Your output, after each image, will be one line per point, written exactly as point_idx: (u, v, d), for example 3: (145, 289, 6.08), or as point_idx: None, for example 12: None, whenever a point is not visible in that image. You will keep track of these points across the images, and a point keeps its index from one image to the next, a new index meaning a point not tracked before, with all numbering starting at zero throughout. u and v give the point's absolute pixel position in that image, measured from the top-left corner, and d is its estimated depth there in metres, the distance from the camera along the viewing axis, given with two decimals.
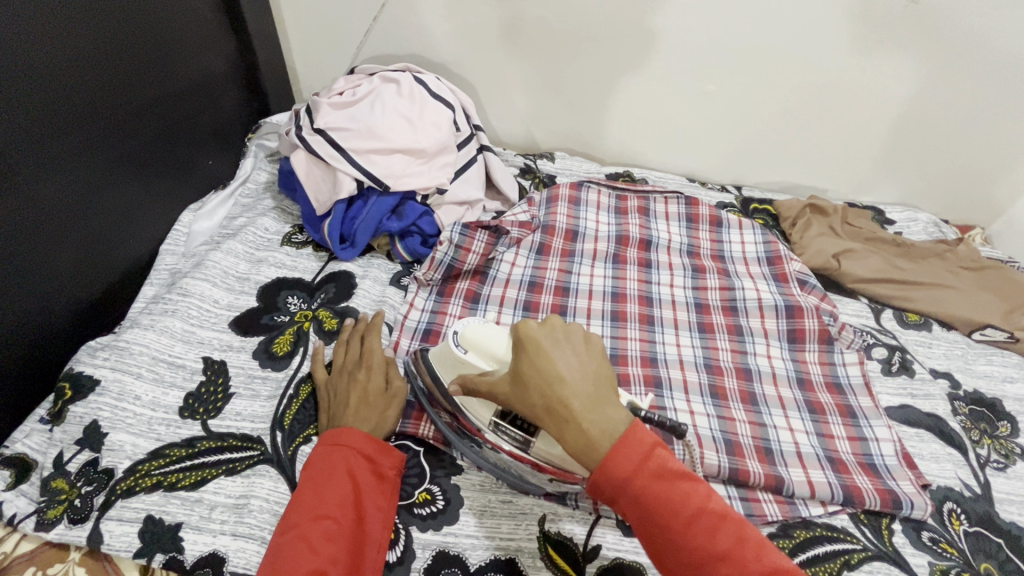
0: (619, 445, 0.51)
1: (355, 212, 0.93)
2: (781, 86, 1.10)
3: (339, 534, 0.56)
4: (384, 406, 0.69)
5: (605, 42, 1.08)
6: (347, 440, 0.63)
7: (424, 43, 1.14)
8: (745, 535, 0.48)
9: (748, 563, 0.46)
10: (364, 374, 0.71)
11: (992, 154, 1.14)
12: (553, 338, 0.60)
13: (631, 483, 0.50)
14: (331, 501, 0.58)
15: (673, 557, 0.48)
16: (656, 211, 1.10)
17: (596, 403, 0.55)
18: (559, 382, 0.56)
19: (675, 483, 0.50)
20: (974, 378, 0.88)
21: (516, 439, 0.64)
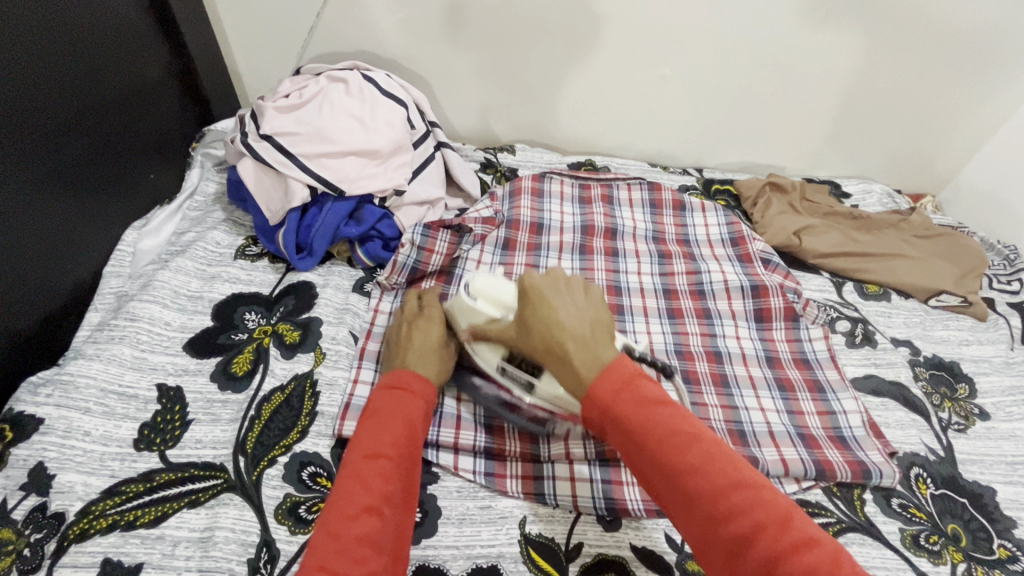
0: (602, 377, 0.52)
1: (311, 220, 0.89)
2: (735, 68, 1.10)
3: (396, 473, 0.54)
4: (443, 359, 0.71)
5: (558, 29, 1.07)
6: (410, 386, 0.62)
7: (372, 38, 1.10)
8: (725, 460, 0.46)
9: (725, 486, 0.44)
10: (424, 326, 0.72)
11: (938, 123, 1.17)
12: (555, 288, 0.61)
13: (612, 406, 0.50)
14: (390, 439, 0.56)
15: (652, 478, 0.48)
16: (619, 199, 1.10)
17: (591, 342, 0.56)
18: (557, 328, 0.58)
19: (650, 407, 0.49)
20: (931, 343, 0.91)
21: (520, 382, 0.67)
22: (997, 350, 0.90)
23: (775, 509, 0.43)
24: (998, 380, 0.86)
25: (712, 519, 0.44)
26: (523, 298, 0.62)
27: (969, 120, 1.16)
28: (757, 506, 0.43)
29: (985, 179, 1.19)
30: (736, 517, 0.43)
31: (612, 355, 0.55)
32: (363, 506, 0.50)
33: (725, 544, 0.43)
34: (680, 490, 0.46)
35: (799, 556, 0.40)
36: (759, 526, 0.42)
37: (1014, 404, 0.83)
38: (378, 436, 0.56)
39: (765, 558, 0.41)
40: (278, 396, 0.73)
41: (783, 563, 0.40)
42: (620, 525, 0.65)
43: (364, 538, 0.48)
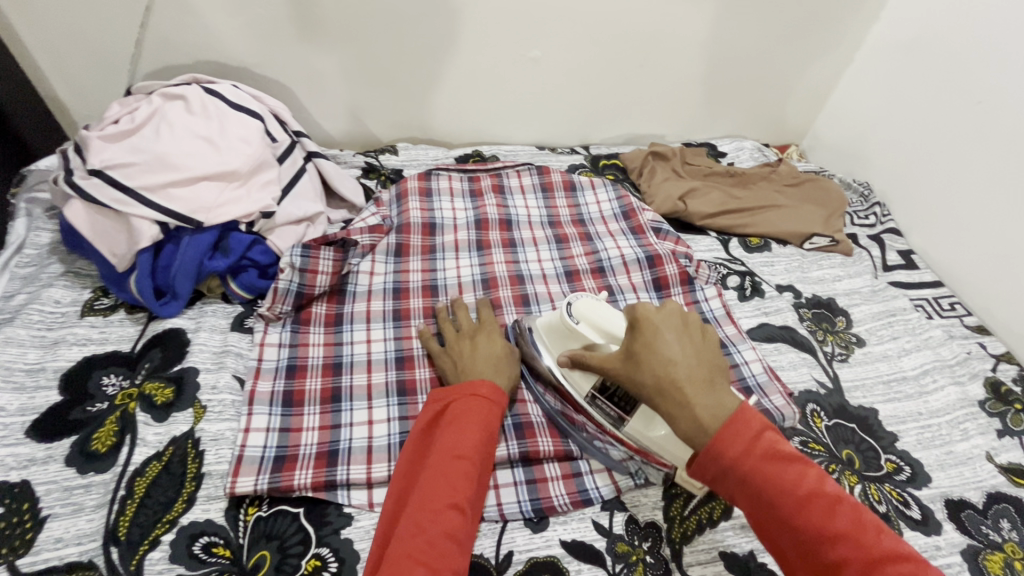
0: (726, 429, 0.51)
1: (168, 259, 0.79)
2: (602, 43, 1.11)
3: (474, 476, 0.58)
4: (507, 370, 0.72)
5: (419, 19, 1.02)
6: (486, 394, 0.64)
7: (213, 47, 0.99)
8: (865, 522, 0.49)
9: (866, 547, 0.47)
10: (485, 337, 0.75)
11: (792, 77, 1.26)
12: (669, 322, 0.58)
13: (744, 465, 0.50)
14: (471, 443, 0.60)
15: (785, 539, 0.50)
16: (510, 187, 1.08)
17: (713, 392, 0.54)
18: (671, 370, 0.55)
19: (789, 465, 0.50)
20: (810, 284, 0.98)
21: (609, 415, 0.66)
22: (864, 281, 0.99)
23: (927, 573, 0.46)
24: (868, 308, 0.94)
25: None
26: (633, 328, 0.59)
27: (816, 73, 1.26)
28: (908, 568, 0.46)
29: (837, 124, 1.30)
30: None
31: (734, 404, 0.54)
32: (446, 503, 0.56)
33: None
34: (825, 556, 0.48)
35: None
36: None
37: (883, 327, 0.91)
38: (461, 441, 0.60)
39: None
40: (154, 466, 0.64)
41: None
42: (548, 524, 0.64)
43: (447, 532, 0.54)
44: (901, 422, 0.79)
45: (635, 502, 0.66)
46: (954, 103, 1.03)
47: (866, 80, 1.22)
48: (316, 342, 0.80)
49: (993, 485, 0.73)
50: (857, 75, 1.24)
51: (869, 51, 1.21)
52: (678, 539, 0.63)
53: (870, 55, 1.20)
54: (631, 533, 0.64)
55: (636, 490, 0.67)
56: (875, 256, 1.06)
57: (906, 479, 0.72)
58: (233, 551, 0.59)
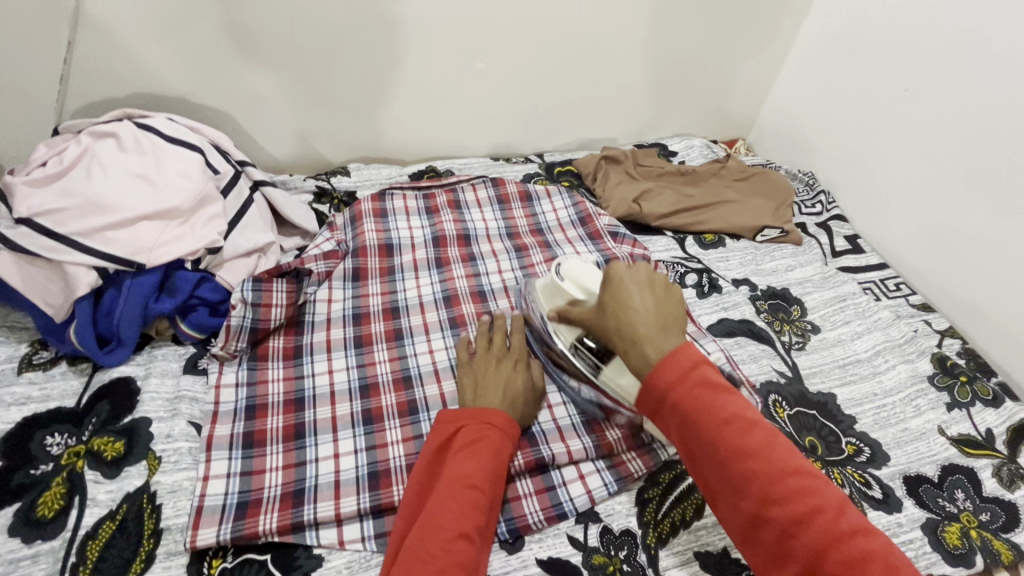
0: (671, 358, 0.52)
1: (109, 305, 0.75)
2: (547, 52, 1.12)
3: (484, 504, 0.58)
4: (524, 405, 0.70)
5: (360, 38, 1.01)
6: (497, 422, 0.64)
7: (146, 79, 0.95)
8: (784, 450, 0.49)
9: (781, 470, 0.47)
10: (512, 367, 0.73)
11: (733, 74, 1.30)
12: (636, 279, 0.59)
13: (670, 395, 0.51)
14: (482, 472, 0.59)
15: (706, 458, 0.49)
16: (466, 201, 1.07)
17: (662, 333, 0.54)
18: (626, 312, 0.56)
19: (719, 394, 0.50)
20: (765, 276, 1.01)
21: (590, 365, 0.69)
22: (815, 268, 1.03)
23: (833, 501, 0.46)
24: (820, 295, 0.97)
25: (767, 501, 0.47)
26: (604, 282, 0.61)
27: (756, 68, 1.30)
28: (817, 497, 0.46)
29: (779, 116, 1.35)
30: (796, 504, 0.46)
31: (678, 342, 0.54)
32: (456, 531, 0.54)
33: (779, 525, 0.46)
34: (739, 479, 0.48)
35: (852, 542, 0.43)
36: (815, 512, 0.45)
37: (836, 312, 0.95)
38: (473, 468, 0.59)
39: (822, 540, 0.44)
40: (107, 527, 0.61)
41: (838, 547, 0.43)
42: (524, 543, 0.63)
43: (458, 560, 0.52)
44: (858, 404, 0.82)
45: (609, 511, 0.67)
46: (884, 91, 1.08)
47: (803, 74, 1.26)
48: (275, 378, 0.77)
49: (947, 457, 0.76)
50: (794, 69, 1.29)
51: (803, 46, 1.26)
52: (654, 544, 0.64)
53: (805, 49, 1.25)
54: (607, 543, 0.64)
55: (610, 498, 0.68)
56: (824, 243, 1.10)
57: (866, 460, 0.75)
58: None
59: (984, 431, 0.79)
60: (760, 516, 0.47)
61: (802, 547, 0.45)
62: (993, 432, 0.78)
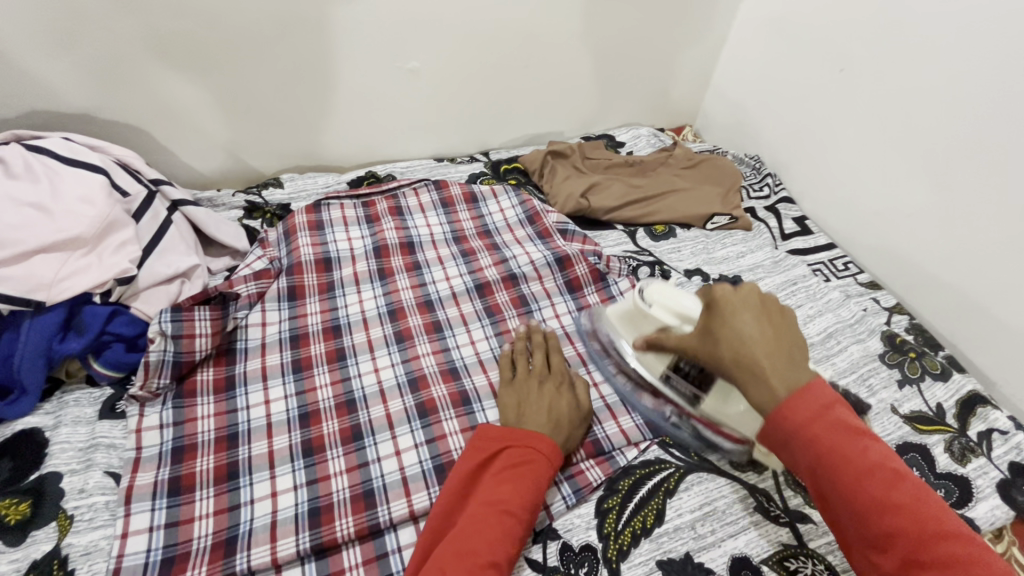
0: (798, 398, 0.51)
1: (7, 351, 0.68)
2: (483, 47, 1.08)
3: (517, 536, 0.56)
4: (570, 426, 0.68)
5: (279, 41, 0.94)
6: (542, 448, 0.62)
7: (39, 94, 0.86)
8: (931, 505, 0.48)
9: (929, 528, 0.46)
10: (556, 386, 0.70)
11: (675, 61, 1.28)
12: (745, 301, 0.58)
13: (806, 431, 0.50)
14: (519, 499, 0.57)
15: (847, 508, 0.49)
16: (409, 207, 1.02)
17: (791, 368, 0.53)
18: (747, 344, 0.55)
19: (857, 439, 0.50)
20: (716, 265, 0.99)
21: (684, 392, 0.70)
22: (765, 253, 1.02)
23: (995, 565, 0.45)
24: (771, 280, 0.97)
25: (915, 560, 0.46)
26: (710, 307, 0.60)
27: (696, 54, 1.29)
28: (974, 558, 0.45)
29: (723, 101, 1.34)
30: (952, 566, 0.45)
31: (809, 376, 0.53)
32: (485, 560, 0.52)
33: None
34: (879, 527, 0.48)
35: None
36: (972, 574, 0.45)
37: (787, 297, 0.94)
38: (508, 494, 0.57)
39: None
40: None
41: None
42: None
43: None
44: None
45: (567, 527, 0.64)
46: (822, 71, 1.08)
47: (743, 57, 1.26)
48: (204, 414, 0.71)
49: (900, 436, 0.76)
50: (734, 52, 1.28)
51: (741, 29, 1.25)
52: (615, 557, 0.61)
53: (743, 32, 1.25)
54: (566, 561, 0.61)
55: (568, 512, 0.65)
56: (772, 227, 1.10)
57: None
58: None
59: (934, 406, 0.79)
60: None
61: None
62: (943, 407, 0.79)
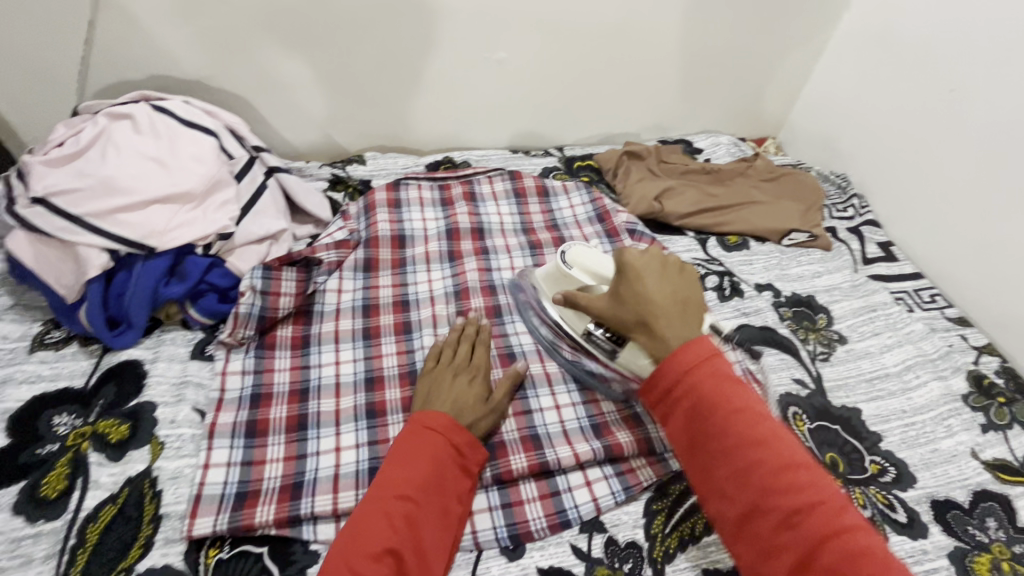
0: (686, 346, 0.56)
1: (120, 288, 0.75)
2: (571, 43, 1.09)
3: (415, 518, 0.56)
4: (473, 416, 0.66)
5: (378, 25, 0.98)
6: (439, 426, 0.62)
7: (164, 61, 0.95)
8: (789, 444, 0.52)
9: (787, 462, 0.50)
10: (468, 379, 0.70)
11: (765, 70, 1.24)
12: (651, 266, 0.62)
13: (688, 374, 0.54)
14: (416, 482, 0.58)
15: (715, 446, 0.52)
16: (482, 193, 1.05)
17: (680, 322, 0.59)
18: (647, 300, 0.60)
19: (731, 385, 0.54)
20: (790, 282, 0.96)
21: (604, 349, 0.70)
22: (844, 276, 0.98)
23: (833, 494, 0.49)
24: (848, 304, 0.93)
25: (768, 490, 0.49)
26: (617, 274, 0.63)
27: (789, 64, 1.24)
28: (815, 486, 0.49)
29: (812, 115, 1.29)
30: (798, 493, 0.49)
31: (696, 335, 0.58)
32: (384, 547, 0.53)
33: (779, 514, 0.49)
34: (742, 458, 0.51)
35: (846, 537, 0.46)
36: (818, 503, 0.48)
37: (864, 323, 0.90)
38: (407, 478, 0.58)
39: (819, 528, 0.47)
40: (107, 510, 0.61)
41: (833, 538, 0.46)
42: (524, 551, 0.61)
43: None
44: (885, 421, 0.77)
45: (614, 521, 0.64)
46: (928, 91, 1.01)
47: (840, 70, 1.20)
48: (281, 367, 0.77)
49: (979, 482, 0.71)
50: (830, 65, 1.23)
51: (841, 41, 1.19)
52: (660, 558, 0.61)
53: (844, 44, 1.19)
54: (611, 555, 0.61)
55: (616, 508, 0.65)
56: (854, 249, 1.05)
57: (891, 481, 0.71)
58: None
59: (1021, 457, 0.74)
60: (762, 505, 0.49)
61: (799, 537, 0.47)
62: None
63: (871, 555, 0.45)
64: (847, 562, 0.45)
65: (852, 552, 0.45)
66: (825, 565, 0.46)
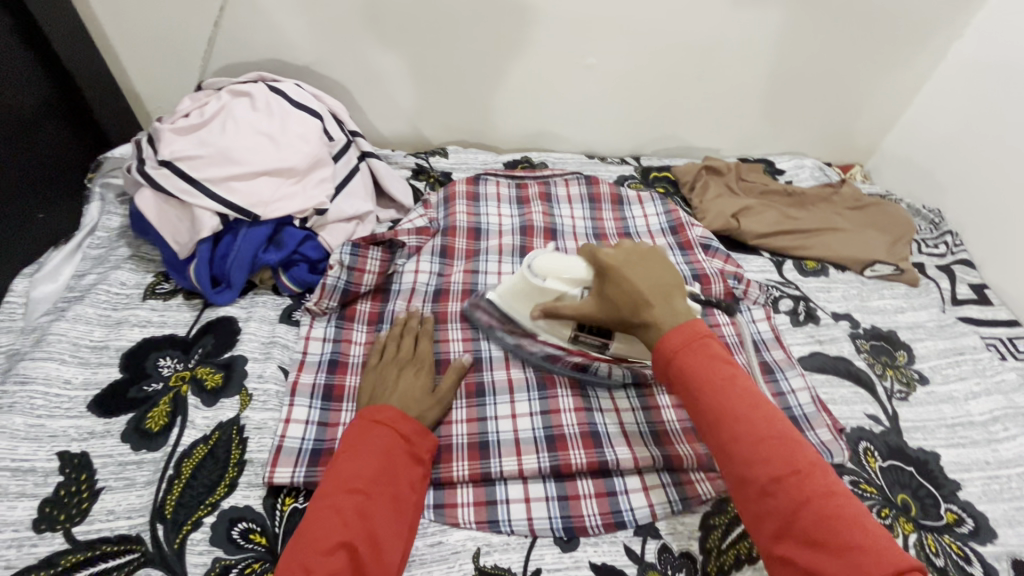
0: (676, 330, 0.58)
1: (224, 249, 0.82)
2: (660, 54, 1.09)
3: (368, 510, 0.56)
4: (420, 409, 0.68)
5: (476, 24, 1.02)
6: (387, 419, 0.63)
7: (279, 46, 1.02)
8: (772, 415, 0.54)
9: (771, 434, 0.52)
10: (413, 371, 0.72)
11: (859, 94, 1.20)
12: (631, 259, 0.66)
13: (679, 355, 0.56)
14: (365, 475, 0.58)
15: (704, 419, 0.54)
16: (557, 195, 1.07)
17: (671, 308, 0.61)
18: (636, 294, 0.62)
19: (720, 363, 0.56)
20: (870, 314, 0.93)
21: (596, 345, 0.74)
22: (930, 314, 0.93)
23: (813, 461, 0.51)
24: (933, 344, 0.88)
25: (754, 459, 0.51)
26: (604, 272, 0.66)
27: (887, 89, 1.19)
28: (797, 455, 0.51)
29: (907, 145, 1.23)
30: (781, 463, 0.50)
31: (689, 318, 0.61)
32: (335, 542, 0.53)
33: (761, 481, 0.50)
34: (727, 431, 0.53)
35: (823, 502, 0.48)
36: (796, 472, 0.50)
37: (949, 366, 0.85)
38: (356, 471, 0.58)
39: (800, 495, 0.49)
40: (200, 449, 0.67)
41: (812, 502, 0.48)
42: (578, 544, 0.63)
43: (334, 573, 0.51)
44: (965, 470, 0.73)
45: (669, 530, 0.64)
46: None
47: (944, 100, 1.14)
48: (358, 340, 0.81)
49: None
50: (932, 94, 1.17)
51: (947, 70, 1.13)
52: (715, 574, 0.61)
53: (951, 73, 1.13)
54: (664, 562, 0.62)
55: (673, 517, 0.65)
56: (943, 288, 0.99)
57: (968, 533, 0.67)
58: (269, 539, 0.61)
59: None
60: (744, 475, 0.51)
61: (781, 504, 0.49)
62: None
63: (842, 519, 0.47)
64: (823, 525, 0.47)
65: (829, 517, 0.47)
66: (804, 527, 0.47)
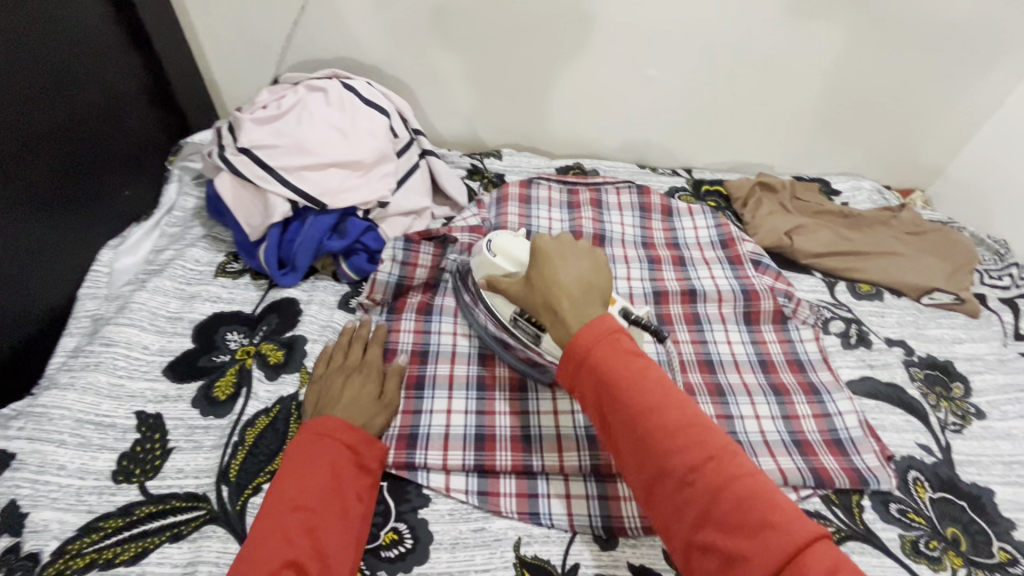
0: (587, 327, 0.53)
1: (292, 235, 0.87)
2: (721, 68, 1.09)
3: (313, 527, 0.57)
4: (366, 417, 0.69)
5: (540, 32, 1.05)
6: (327, 434, 0.63)
7: (351, 45, 1.07)
8: (680, 401, 0.49)
9: (681, 423, 0.47)
10: (360, 377, 0.72)
11: (925, 117, 1.17)
12: (559, 250, 0.62)
13: (591, 355, 0.52)
14: (309, 491, 0.59)
15: (617, 420, 0.50)
16: (608, 202, 1.08)
17: (585, 301, 0.57)
18: (554, 285, 0.59)
19: (630, 358, 0.51)
20: (925, 342, 0.90)
21: (529, 334, 0.71)
22: (991, 347, 0.90)
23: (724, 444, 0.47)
24: (992, 378, 0.86)
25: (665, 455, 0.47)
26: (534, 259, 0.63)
27: (955, 114, 1.16)
28: (707, 439, 0.46)
29: (973, 172, 1.19)
30: (687, 452, 0.46)
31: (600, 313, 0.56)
32: (281, 562, 0.53)
33: (677, 474, 0.46)
34: (643, 429, 0.48)
35: (736, 487, 0.44)
36: (711, 458, 0.45)
37: (1008, 402, 0.83)
38: (300, 488, 0.59)
39: (714, 485, 0.44)
40: (262, 419, 0.71)
41: (727, 489, 0.44)
42: (617, 543, 0.64)
43: None
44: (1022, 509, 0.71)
45: None
46: None
47: (1017, 127, 1.10)
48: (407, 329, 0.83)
49: None
50: (1004, 121, 1.13)
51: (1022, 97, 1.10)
52: None
53: None
54: None
55: None
56: (1006, 322, 0.96)
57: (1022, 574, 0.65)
58: None
59: None
60: (662, 469, 0.47)
61: (697, 494, 0.45)
62: None
63: (763, 499, 0.43)
64: (739, 508, 0.43)
65: (747, 498, 0.43)
66: (722, 514, 0.44)
